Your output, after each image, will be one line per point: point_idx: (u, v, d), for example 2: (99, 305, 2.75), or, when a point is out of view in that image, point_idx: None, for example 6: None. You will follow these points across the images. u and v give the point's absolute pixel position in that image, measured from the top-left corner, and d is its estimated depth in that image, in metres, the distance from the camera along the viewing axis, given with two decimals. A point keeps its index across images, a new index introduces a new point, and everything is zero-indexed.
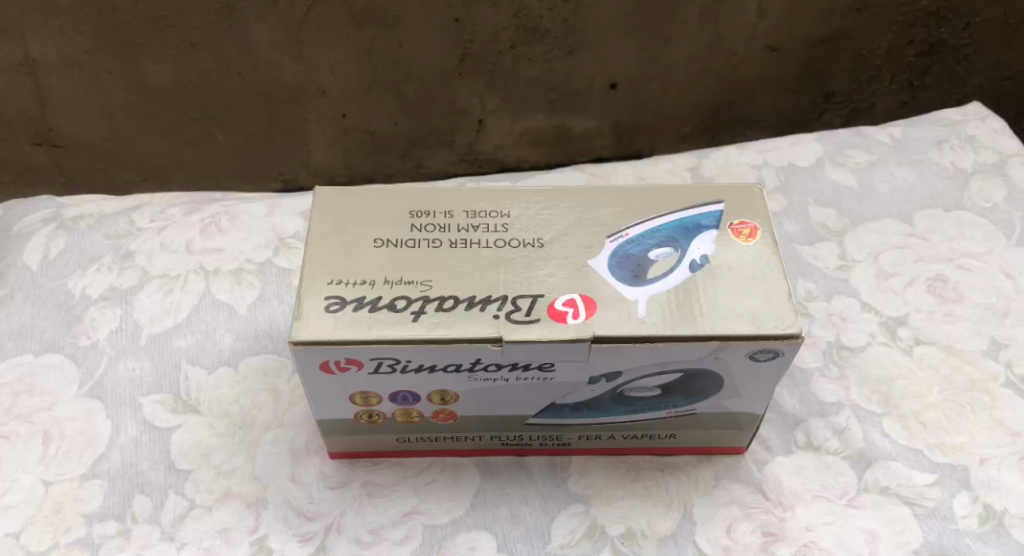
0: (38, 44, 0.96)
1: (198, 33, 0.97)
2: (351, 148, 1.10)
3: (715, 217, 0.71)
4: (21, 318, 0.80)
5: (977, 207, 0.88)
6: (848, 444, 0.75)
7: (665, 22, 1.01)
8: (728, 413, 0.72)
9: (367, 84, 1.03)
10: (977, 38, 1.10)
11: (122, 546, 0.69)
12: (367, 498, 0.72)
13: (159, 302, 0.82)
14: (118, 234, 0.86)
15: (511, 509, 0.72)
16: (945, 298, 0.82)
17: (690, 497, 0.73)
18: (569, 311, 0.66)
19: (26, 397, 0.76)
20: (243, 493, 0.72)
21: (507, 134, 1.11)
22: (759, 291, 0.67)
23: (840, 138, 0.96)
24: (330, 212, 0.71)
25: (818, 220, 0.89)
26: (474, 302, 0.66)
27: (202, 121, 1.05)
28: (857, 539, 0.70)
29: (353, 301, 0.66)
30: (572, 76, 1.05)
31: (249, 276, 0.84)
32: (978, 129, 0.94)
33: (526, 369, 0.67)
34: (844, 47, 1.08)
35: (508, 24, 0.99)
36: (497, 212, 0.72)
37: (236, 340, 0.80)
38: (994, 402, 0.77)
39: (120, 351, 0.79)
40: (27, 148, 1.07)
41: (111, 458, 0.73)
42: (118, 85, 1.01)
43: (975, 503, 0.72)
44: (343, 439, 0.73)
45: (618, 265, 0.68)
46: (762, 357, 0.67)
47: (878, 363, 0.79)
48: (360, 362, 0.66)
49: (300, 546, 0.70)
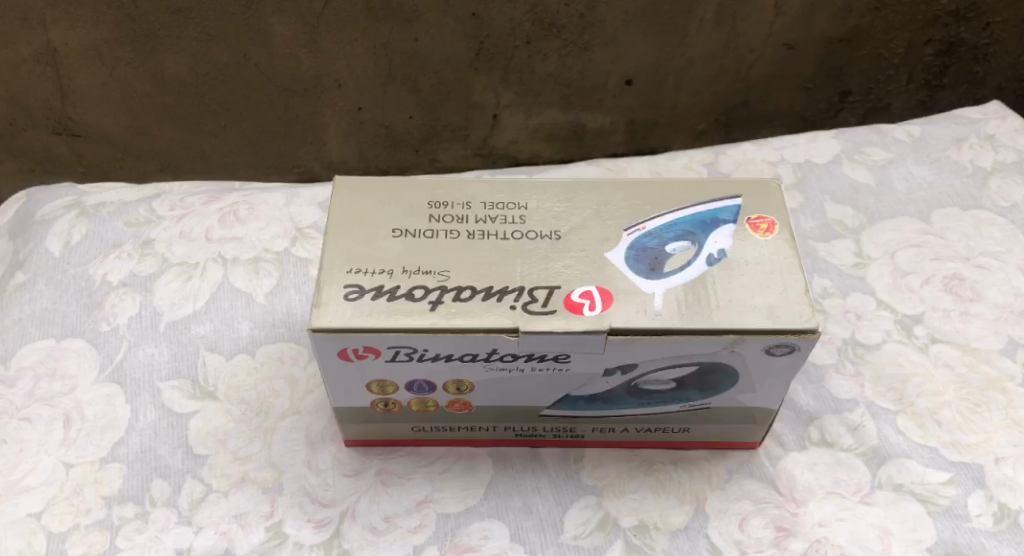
0: (60, 34, 0.97)
1: (216, 25, 0.97)
2: (367, 142, 1.10)
3: (732, 211, 0.71)
4: (44, 303, 0.81)
5: (995, 206, 0.88)
6: (862, 441, 0.75)
7: (683, 19, 1.01)
8: (742, 407, 0.72)
9: (383, 78, 1.04)
10: (997, 38, 1.09)
11: (141, 528, 0.70)
12: (382, 486, 0.73)
13: (177, 290, 0.83)
14: (138, 222, 0.87)
15: (524, 499, 0.73)
16: (963, 297, 0.82)
17: (703, 491, 0.73)
18: (585, 302, 0.66)
19: (48, 381, 0.77)
20: (260, 479, 0.73)
21: (521, 130, 1.11)
22: (775, 286, 0.67)
23: (858, 136, 0.95)
24: (349, 202, 0.71)
25: (834, 218, 0.89)
26: (492, 292, 0.67)
27: (219, 114, 1.06)
28: (869, 535, 0.70)
29: (371, 290, 0.66)
30: (588, 72, 1.05)
31: (266, 265, 0.85)
32: (997, 128, 0.94)
33: (542, 360, 0.67)
34: (861, 46, 1.08)
35: (525, 19, 0.99)
36: (514, 204, 0.72)
37: (254, 329, 0.81)
38: (1009, 402, 0.76)
39: (139, 336, 0.80)
40: (47, 137, 1.08)
41: (131, 441, 0.74)
42: (139, 77, 1.02)
43: (989, 502, 0.71)
44: (358, 427, 0.74)
45: (636, 258, 0.69)
46: (778, 352, 0.67)
47: (892, 361, 0.79)
48: (377, 350, 0.67)
49: (314, 532, 0.71)
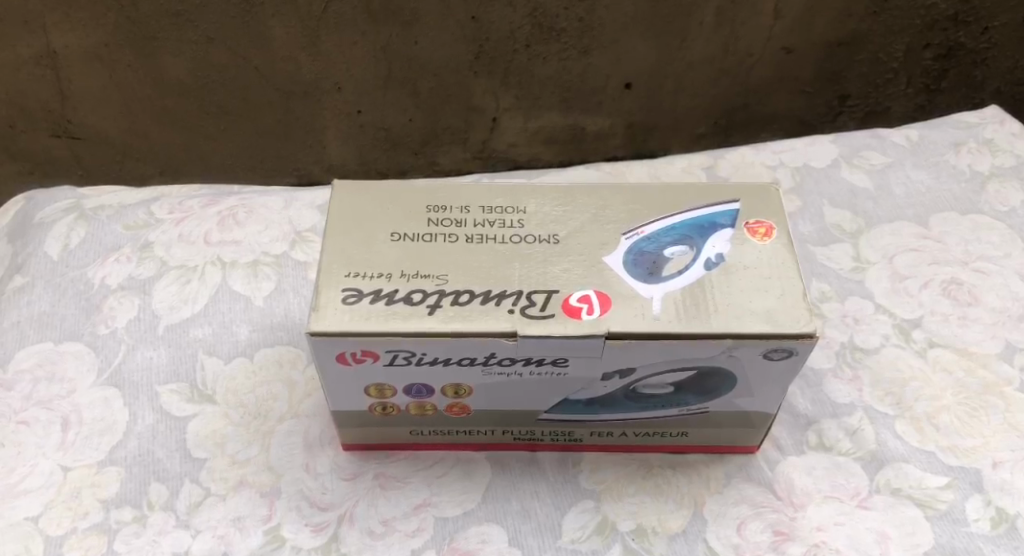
0: (60, 36, 0.97)
1: (216, 28, 0.97)
2: (366, 144, 1.10)
3: (731, 216, 0.71)
4: (42, 306, 0.81)
5: (993, 211, 0.88)
6: (860, 445, 0.75)
7: (682, 22, 1.01)
8: (740, 411, 0.72)
9: (382, 81, 1.04)
10: (995, 42, 1.09)
11: (139, 532, 0.70)
12: (380, 490, 0.73)
13: (176, 293, 0.83)
14: (137, 225, 0.87)
15: (523, 503, 0.73)
16: (961, 300, 0.82)
17: (701, 495, 0.73)
18: (583, 307, 0.66)
19: (46, 384, 0.77)
20: (259, 483, 0.73)
21: (520, 133, 1.11)
22: (774, 290, 0.67)
23: (856, 140, 0.95)
24: (348, 205, 0.71)
25: (833, 221, 0.89)
26: (490, 296, 0.67)
27: (218, 116, 1.06)
28: (867, 539, 0.70)
29: (369, 293, 0.67)
30: (587, 75, 1.05)
31: (265, 268, 0.85)
32: (996, 132, 0.94)
33: (540, 363, 0.67)
34: (860, 50, 1.08)
35: (525, 23, 0.99)
36: (513, 208, 0.72)
37: (253, 332, 0.81)
38: (1008, 406, 0.77)
39: (138, 339, 0.80)
40: (46, 140, 1.08)
41: (129, 445, 0.74)
42: (138, 79, 1.02)
43: (987, 507, 0.71)
44: (356, 431, 0.74)
45: (634, 262, 0.69)
46: (776, 356, 0.67)
47: (891, 365, 0.79)
48: (375, 353, 0.67)
49: (312, 536, 0.71)
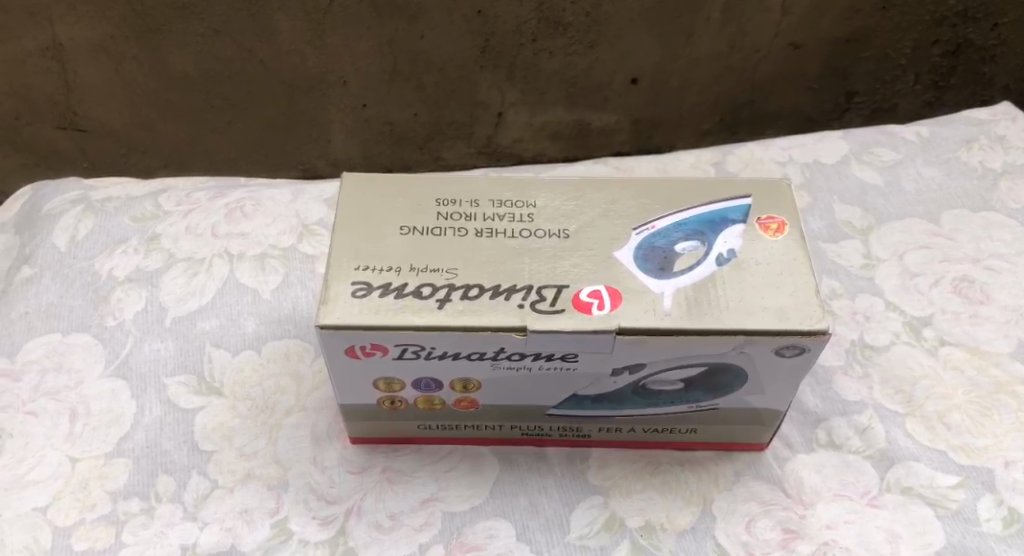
0: (65, 29, 0.97)
1: (221, 21, 0.97)
2: (370, 139, 1.10)
3: (742, 211, 0.71)
4: (50, 297, 0.81)
5: (1005, 208, 0.88)
6: (870, 443, 0.74)
7: (689, 18, 1.01)
8: (750, 408, 0.72)
9: (387, 75, 1.03)
10: (1005, 39, 1.08)
11: (146, 523, 0.70)
12: (387, 484, 0.73)
13: (183, 285, 0.82)
14: (144, 217, 0.87)
15: (530, 498, 0.72)
16: (972, 299, 0.82)
17: (709, 492, 0.73)
18: (594, 302, 0.66)
19: (53, 375, 0.77)
20: (266, 476, 0.73)
21: (525, 128, 1.10)
22: (785, 286, 0.66)
23: (866, 137, 0.95)
24: (357, 199, 0.71)
25: (842, 218, 0.88)
26: (500, 291, 0.66)
27: (223, 110, 1.06)
28: (876, 538, 0.70)
29: (379, 287, 0.66)
30: (593, 71, 1.05)
31: (273, 261, 0.84)
32: (1007, 130, 0.94)
33: (549, 359, 0.67)
34: (868, 46, 1.07)
35: (531, 17, 0.98)
36: (522, 202, 0.72)
37: (260, 325, 0.81)
38: (1019, 406, 0.76)
39: (145, 331, 0.79)
40: (52, 132, 1.08)
41: (136, 437, 0.74)
42: (143, 72, 1.02)
43: (998, 507, 0.71)
44: (364, 425, 0.73)
45: (645, 257, 0.68)
46: (787, 353, 0.66)
47: (901, 363, 0.79)
48: (384, 347, 0.66)
49: (319, 530, 0.70)
